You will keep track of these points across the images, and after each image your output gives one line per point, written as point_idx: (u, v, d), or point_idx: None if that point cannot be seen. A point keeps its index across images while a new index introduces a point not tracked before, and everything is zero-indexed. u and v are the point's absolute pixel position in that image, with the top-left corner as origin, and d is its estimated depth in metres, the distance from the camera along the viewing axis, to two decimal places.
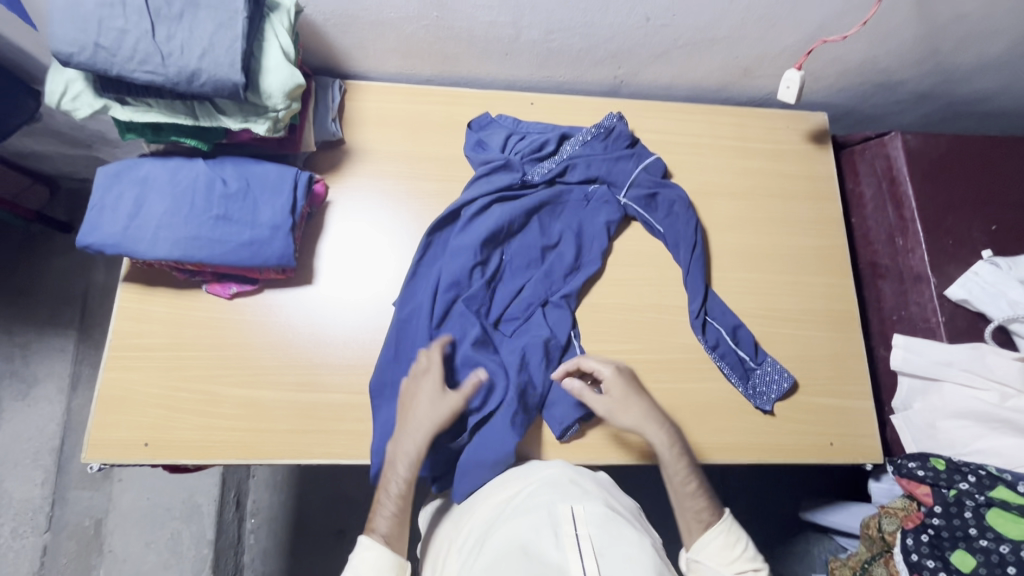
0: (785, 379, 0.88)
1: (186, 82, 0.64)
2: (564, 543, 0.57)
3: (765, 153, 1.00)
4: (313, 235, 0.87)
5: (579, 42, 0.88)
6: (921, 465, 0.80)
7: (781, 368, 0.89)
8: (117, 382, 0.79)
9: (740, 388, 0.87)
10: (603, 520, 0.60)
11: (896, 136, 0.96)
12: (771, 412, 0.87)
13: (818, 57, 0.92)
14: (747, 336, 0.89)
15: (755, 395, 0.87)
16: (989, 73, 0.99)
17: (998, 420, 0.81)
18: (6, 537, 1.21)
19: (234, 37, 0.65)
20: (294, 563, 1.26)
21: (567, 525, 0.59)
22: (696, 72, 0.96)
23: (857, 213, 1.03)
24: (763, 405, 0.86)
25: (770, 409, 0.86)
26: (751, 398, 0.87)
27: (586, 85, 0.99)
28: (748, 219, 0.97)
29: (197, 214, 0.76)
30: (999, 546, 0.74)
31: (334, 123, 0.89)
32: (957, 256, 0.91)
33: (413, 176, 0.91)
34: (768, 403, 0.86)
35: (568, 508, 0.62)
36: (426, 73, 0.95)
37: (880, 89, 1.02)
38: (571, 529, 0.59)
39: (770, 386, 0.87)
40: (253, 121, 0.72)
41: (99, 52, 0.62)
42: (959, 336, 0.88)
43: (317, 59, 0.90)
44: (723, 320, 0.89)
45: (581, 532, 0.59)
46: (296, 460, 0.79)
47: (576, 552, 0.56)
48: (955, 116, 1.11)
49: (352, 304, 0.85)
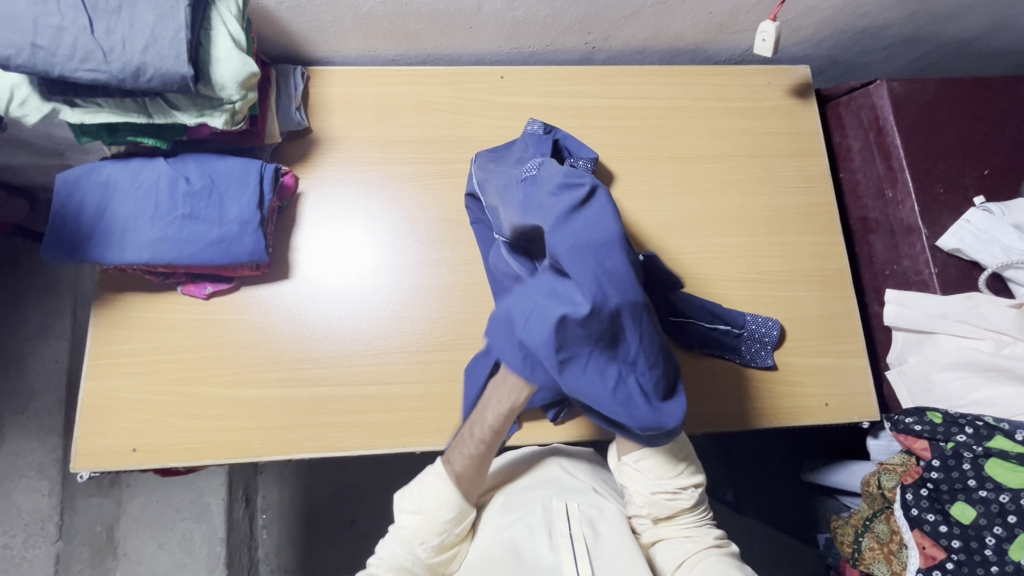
0: (773, 326, 0.86)
1: (132, 78, 0.63)
2: (559, 543, 0.65)
3: (746, 112, 0.97)
4: (286, 228, 0.85)
5: (545, 9, 0.85)
6: (917, 420, 0.78)
7: (765, 316, 0.87)
8: (101, 390, 0.79)
9: (733, 354, 0.85)
10: (591, 522, 0.68)
11: (882, 84, 0.92)
12: (774, 366, 0.86)
13: (795, 7, 0.89)
14: (722, 309, 0.86)
15: (756, 356, 0.86)
16: (978, 11, 0.95)
17: (995, 368, 0.78)
18: (19, 548, 1.23)
19: (177, 26, 0.63)
20: (305, 555, 1.28)
21: (560, 526, 0.67)
22: (669, 31, 0.92)
23: (845, 167, 1.00)
24: (767, 360, 0.86)
25: (773, 362, 0.86)
26: (753, 361, 0.86)
27: (557, 53, 0.96)
28: (731, 180, 0.94)
29: (162, 215, 0.74)
30: (998, 496, 0.73)
31: (299, 112, 0.86)
32: (949, 205, 0.88)
33: (385, 161, 0.89)
34: (770, 357, 0.86)
35: (563, 505, 0.69)
36: (391, 53, 0.92)
37: (863, 35, 0.98)
38: (565, 528, 0.66)
39: (764, 340, 0.86)
40: (209, 114, 0.70)
41: (37, 52, 0.60)
42: (953, 287, 0.86)
43: (277, 46, 0.88)
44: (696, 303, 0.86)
45: (573, 532, 0.66)
46: (284, 455, 0.79)
47: (567, 550, 0.64)
48: (945, 58, 1.07)
49: (333, 296, 0.84)
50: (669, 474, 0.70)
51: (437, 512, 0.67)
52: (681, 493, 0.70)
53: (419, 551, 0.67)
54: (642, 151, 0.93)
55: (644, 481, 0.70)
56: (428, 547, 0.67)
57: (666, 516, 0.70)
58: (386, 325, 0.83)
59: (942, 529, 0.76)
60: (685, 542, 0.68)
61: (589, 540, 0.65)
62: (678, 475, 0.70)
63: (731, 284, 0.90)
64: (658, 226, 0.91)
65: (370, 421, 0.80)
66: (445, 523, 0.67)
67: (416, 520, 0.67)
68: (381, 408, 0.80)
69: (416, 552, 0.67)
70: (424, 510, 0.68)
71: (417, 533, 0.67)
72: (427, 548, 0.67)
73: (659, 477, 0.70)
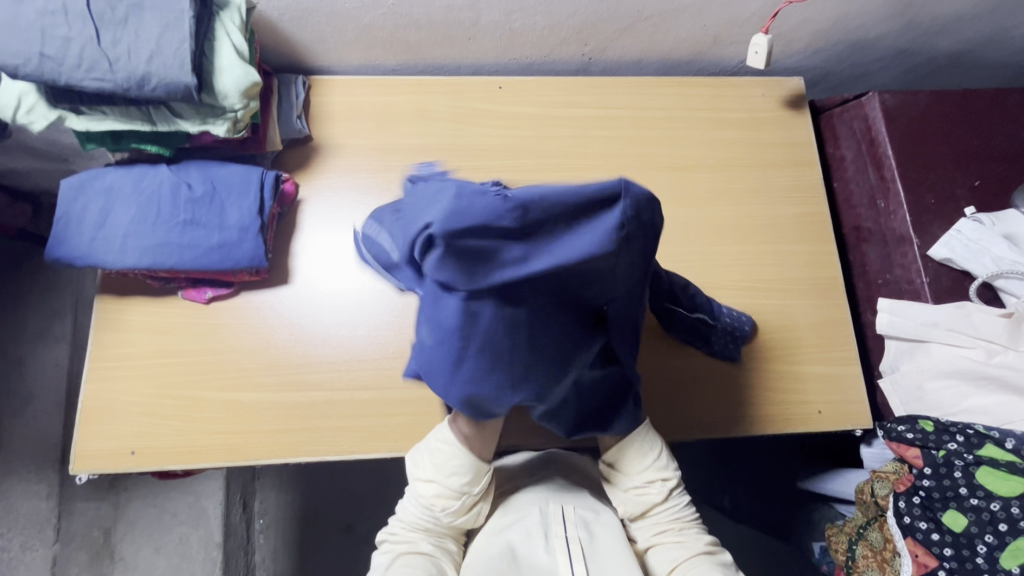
0: (745, 322, 0.87)
1: (136, 87, 0.64)
2: (556, 545, 0.64)
3: (741, 123, 0.99)
4: (287, 233, 0.87)
5: (542, 21, 0.86)
6: (909, 427, 0.80)
7: (739, 311, 0.88)
8: (101, 393, 0.80)
9: (709, 346, 0.86)
10: (586, 525, 0.68)
11: (873, 95, 0.94)
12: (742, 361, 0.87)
13: (787, 20, 0.90)
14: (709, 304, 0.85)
15: (725, 349, 0.87)
16: (967, 25, 0.96)
17: (984, 377, 0.79)
18: (16, 551, 1.23)
19: (181, 37, 0.65)
20: (302, 560, 1.28)
21: (556, 527, 0.67)
22: (664, 43, 0.94)
23: (838, 177, 1.01)
24: (734, 354, 0.87)
25: (742, 357, 0.87)
26: (722, 353, 0.87)
27: (555, 64, 0.98)
28: (726, 190, 0.96)
29: (164, 221, 0.76)
30: (989, 504, 0.73)
31: (300, 120, 0.88)
32: (940, 215, 0.89)
33: (383, 168, 0.90)
34: (739, 351, 0.87)
35: (559, 509, 0.69)
36: (391, 63, 0.93)
37: (855, 48, 0.99)
38: (560, 530, 0.66)
39: (733, 334, 0.87)
40: (211, 122, 0.72)
41: (44, 61, 0.62)
42: (944, 296, 0.87)
43: (280, 56, 0.89)
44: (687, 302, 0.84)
45: (569, 533, 0.66)
46: (282, 459, 0.79)
47: (564, 551, 0.63)
48: (937, 71, 1.09)
49: (331, 301, 0.85)
50: (636, 469, 0.74)
51: (451, 476, 0.69)
52: (650, 487, 0.73)
53: (441, 516, 0.69)
54: (637, 160, 0.95)
55: (616, 478, 0.75)
56: (450, 511, 0.69)
57: (641, 514, 0.72)
58: (384, 330, 0.84)
59: (935, 537, 0.76)
60: (676, 549, 0.68)
61: (585, 543, 0.65)
62: (645, 468, 0.73)
63: (725, 292, 0.91)
64: None
65: (366, 426, 0.81)
66: (462, 486, 0.69)
67: (432, 487, 0.69)
68: (378, 412, 0.81)
69: (439, 517, 0.69)
70: (439, 476, 0.69)
71: (435, 500, 0.69)
72: (448, 513, 0.69)
73: (629, 471, 0.74)
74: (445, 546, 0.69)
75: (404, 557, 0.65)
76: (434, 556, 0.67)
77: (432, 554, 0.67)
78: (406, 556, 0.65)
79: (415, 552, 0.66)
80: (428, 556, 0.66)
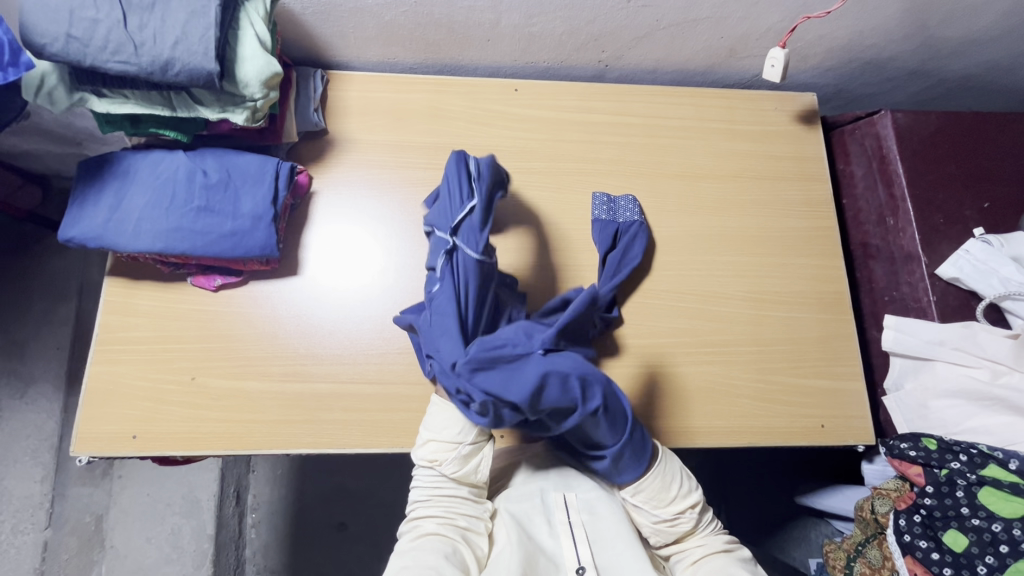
0: (637, 214, 0.92)
1: (160, 71, 0.65)
2: (559, 530, 0.66)
3: (754, 136, 0.99)
4: (297, 224, 0.87)
5: (561, 26, 0.87)
6: (912, 445, 0.79)
7: (637, 211, 0.92)
8: (105, 375, 0.79)
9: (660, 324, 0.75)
10: (592, 505, 0.68)
11: (886, 114, 0.95)
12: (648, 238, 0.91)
13: (804, 35, 0.92)
14: (608, 225, 0.89)
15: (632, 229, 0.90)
16: (981, 47, 0.97)
17: (989, 397, 0.79)
18: (7, 533, 1.22)
19: (207, 25, 0.65)
20: (293, 555, 1.27)
21: (560, 512, 0.67)
22: (680, 53, 0.95)
23: (847, 193, 1.02)
24: (644, 232, 0.90)
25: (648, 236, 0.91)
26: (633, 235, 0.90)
27: (572, 69, 0.98)
28: (736, 201, 0.96)
29: (177, 207, 0.76)
30: (991, 525, 0.72)
31: (316, 113, 0.88)
32: (949, 234, 0.90)
33: (399, 166, 0.91)
34: (644, 229, 0.91)
35: (559, 494, 0.69)
36: (408, 61, 0.94)
37: (869, 67, 1.00)
38: (564, 517, 0.67)
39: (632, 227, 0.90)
40: (231, 110, 0.72)
41: (71, 43, 0.63)
42: (950, 316, 0.87)
43: (300, 49, 0.90)
44: (603, 233, 0.89)
45: (573, 518, 0.67)
46: (283, 450, 0.79)
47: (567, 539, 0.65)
48: (950, 92, 1.09)
49: (341, 295, 0.85)
50: (664, 501, 0.68)
51: (444, 429, 0.69)
52: (680, 518, 0.68)
53: (444, 469, 0.68)
54: (651, 169, 0.95)
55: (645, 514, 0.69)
56: (453, 461, 0.67)
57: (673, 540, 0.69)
58: (390, 325, 0.84)
59: (934, 556, 0.75)
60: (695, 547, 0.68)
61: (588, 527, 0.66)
62: (673, 500, 0.68)
63: (733, 301, 0.91)
64: (662, 242, 0.92)
65: (369, 419, 0.81)
66: (454, 435, 0.67)
67: (431, 444, 0.69)
68: (385, 407, 0.81)
69: (442, 472, 0.68)
70: (435, 434, 0.69)
71: (436, 456, 0.68)
72: (449, 465, 0.67)
73: (655, 506, 0.69)
74: (454, 522, 0.65)
75: (414, 543, 0.63)
76: (447, 535, 0.64)
77: (438, 534, 0.64)
78: (416, 543, 0.63)
79: (425, 535, 0.64)
80: (440, 534, 0.64)
